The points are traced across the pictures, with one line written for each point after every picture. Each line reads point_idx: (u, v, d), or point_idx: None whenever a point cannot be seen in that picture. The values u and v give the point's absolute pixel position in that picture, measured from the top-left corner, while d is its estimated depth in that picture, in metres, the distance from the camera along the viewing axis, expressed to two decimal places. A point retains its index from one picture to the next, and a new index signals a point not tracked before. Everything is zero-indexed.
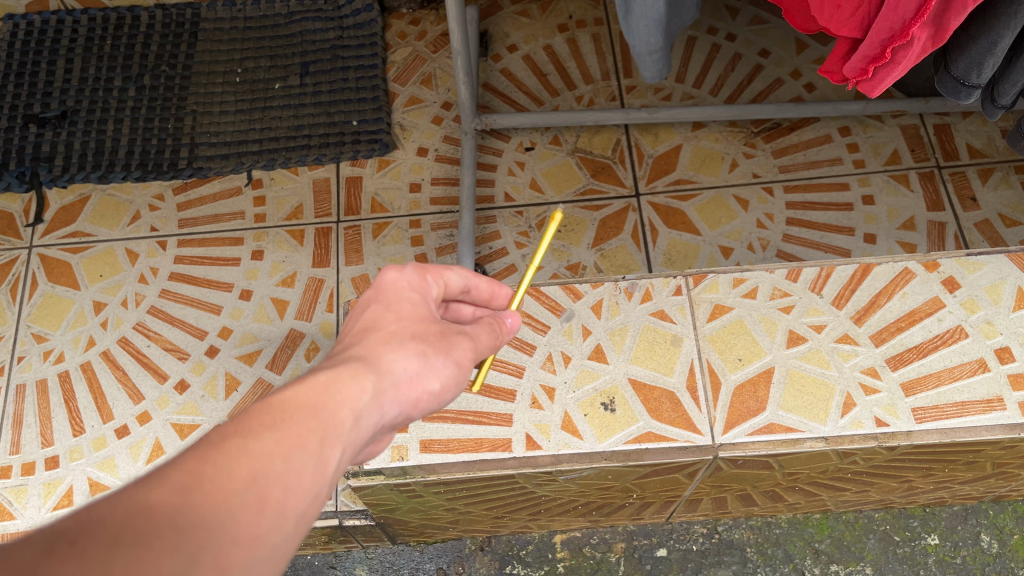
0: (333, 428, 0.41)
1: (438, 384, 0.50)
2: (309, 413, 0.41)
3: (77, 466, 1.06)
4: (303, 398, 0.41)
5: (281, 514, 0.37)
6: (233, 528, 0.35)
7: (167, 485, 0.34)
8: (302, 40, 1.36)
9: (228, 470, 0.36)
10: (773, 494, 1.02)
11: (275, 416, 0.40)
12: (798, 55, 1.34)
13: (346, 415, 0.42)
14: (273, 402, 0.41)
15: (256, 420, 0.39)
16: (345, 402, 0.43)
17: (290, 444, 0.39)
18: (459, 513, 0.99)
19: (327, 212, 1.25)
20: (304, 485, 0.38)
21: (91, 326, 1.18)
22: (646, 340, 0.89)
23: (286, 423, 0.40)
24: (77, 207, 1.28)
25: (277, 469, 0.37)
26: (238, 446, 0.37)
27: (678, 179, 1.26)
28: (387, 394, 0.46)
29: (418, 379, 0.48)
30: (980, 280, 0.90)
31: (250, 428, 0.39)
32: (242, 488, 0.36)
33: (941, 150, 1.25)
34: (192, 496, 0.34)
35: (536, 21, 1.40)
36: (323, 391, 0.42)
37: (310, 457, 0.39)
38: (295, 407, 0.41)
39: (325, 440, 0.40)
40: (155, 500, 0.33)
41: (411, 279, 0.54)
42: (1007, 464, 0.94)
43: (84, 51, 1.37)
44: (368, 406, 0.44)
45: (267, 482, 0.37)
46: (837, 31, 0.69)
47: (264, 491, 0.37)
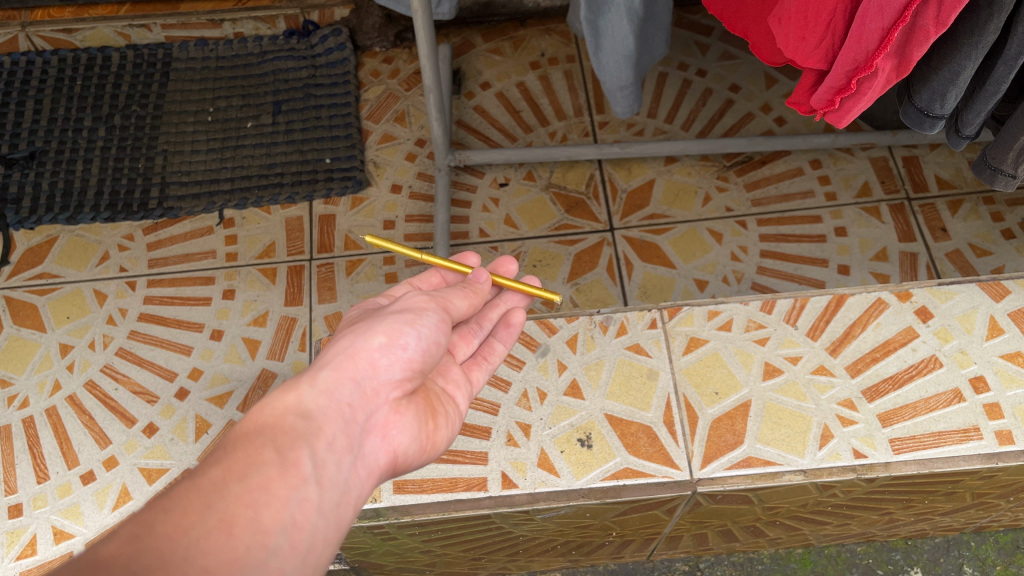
0: (284, 437, 0.43)
1: (382, 338, 0.52)
2: (251, 440, 0.43)
3: (41, 514, 1.02)
4: (241, 432, 0.44)
5: (256, 527, 0.38)
6: (200, 557, 0.35)
7: (117, 538, 0.34)
8: (275, 79, 1.36)
9: (181, 508, 0.37)
10: (754, 529, 1.01)
11: (217, 456, 0.41)
12: (768, 89, 1.36)
13: (293, 419, 0.45)
14: (215, 447, 0.43)
15: (199, 466, 0.41)
16: (285, 411, 0.46)
17: (240, 467, 0.40)
18: (436, 555, 0.96)
19: (301, 250, 1.24)
20: (269, 496, 0.39)
21: (57, 369, 1.15)
22: (622, 374, 0.88)
23: (231, 454, 0.41)
24: (45, 248, 1.26)
25: (236, 489, 0.39)
26: (187, 486, 0.38)
27: (652, 213, 1.26)
28: (324, 376, 0.49)
29: (356, 351, 0.51)
30: (953, 309, 0.91)
31: (199, 471, 0.40)
32: (201, 518, 0.36)
33: (911, 182, 1.27)
34: (146, 541, 0.34)
35: (508, 59, 1.41)
36: (260, 415, 0.45)
37: (269, 469, 0.41)
38: (234, 442, 0.43)
39: (279, 448, 0.42)
40: (105, 552, 0.33)
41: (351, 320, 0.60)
42: (986, 494, 0.94)
43: (53, 92, 1.35)
44: (312, 397, 0.47)
45: (229, 505, 0.38)
46: (803, 63, 0.70)
47: (229, 514, 0.37)
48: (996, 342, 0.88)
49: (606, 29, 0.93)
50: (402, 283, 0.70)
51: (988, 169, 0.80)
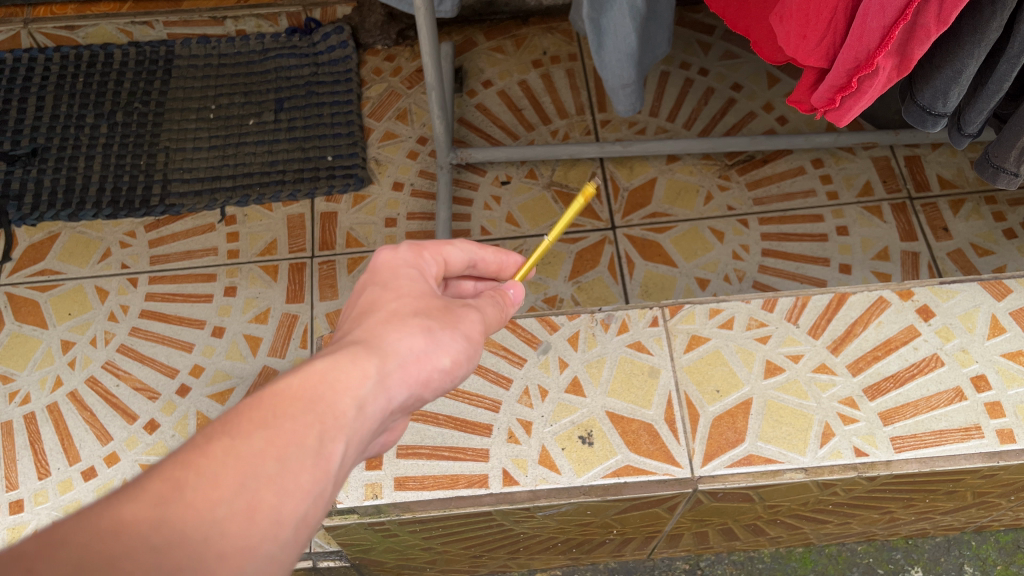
0: (332, 422, 0.39)
1: (449, 361, 0.48)
2: (304, 406, 0.39)
3: (42, 510, 1.03)
4: (296, 389, 0.39)
5: (275, 519, 0.35)
6: (217, 541, 0.33)
7: (143, 497, 0.32)
8: (277, 76, 1.36)
9: (212, 476, 0.34)
10: (755, 528, 1.01)
11: (266, 413, 0.38)
12: (770, 88, 1.36)
13: (346, 404, 0.41)
14: (267, 395, 0.39)
15: (245, 418, 0.37)
16: (345, 389, 0.41)
17: (283, 441, 0.37)
18: (436, 552, 0.96)
19: (302, 247, 1.24)
20: (300, 485, 0.36)
21: (58, 365, 1.15)
22: (623, 371, 0.88)
23: (278, 420, 0.37)
24: (47, 245, 1.26)
25: (269, 471, 0.35)
26: (224, 447, 0.35)
27: (654, 212, 1.26)
28: (394, 376, 0.45)
29: (423, 357, 0.47)
30: (955, 308, 0.91)
31: (242, 427, 0.36)
32: (230, 496, 0.34)
33: (912, 181, 1.27)
34: (170, 511, 0.32)
35: (510, 57, 1.41)
36: (320, 379, 0.41)
37: (307, 454, 0.37)
38: (286, 401, 0.39)
39: (324, 434, 0.38)
40: (128, 514, 0.31)
41: (404, 259, 0.53)
42: (987, 493, 0.94)
43: (55, 89, 1.35)
44: (375, 393, 0.43)
45: (258, 486, 0.35)
46: (804, 62, 0.70)
47: (255, 498, 0.35)
48: (997, 341, 0.88)
49: (608, 28, 0.94)
50: (461, 244, 0.59)
51: (990, 167, 0.80)
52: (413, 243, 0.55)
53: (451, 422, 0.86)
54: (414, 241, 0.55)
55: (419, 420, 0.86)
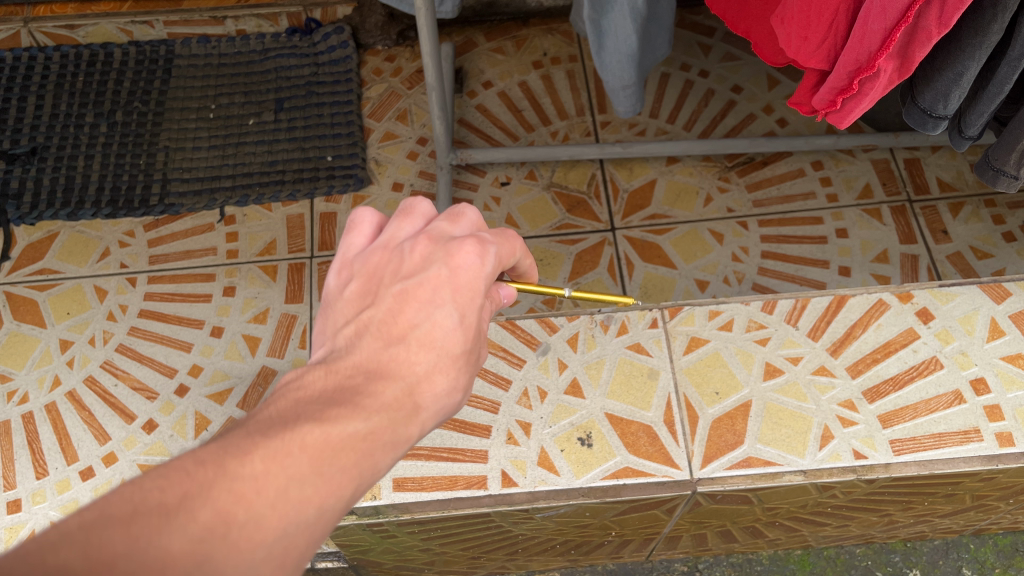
0: (367, 478, 0.38)
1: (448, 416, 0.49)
2: (360, 455, 0.38)
3: (39, 510, 0.97)
4: (355, 438, 0.38)
5: (300, 569, 0.34)
6: None
7: (194, 527, 0.31)
8: (277, 76, 1.36)
9: (260, 519, 0.33)
10: (754, 530, 1.01)
11: (326, 454, 0.36)
12: (770, 90, 1.36)
13: (387, 463, 0.40)
14: (318, 429, 0.37)
15: (305, 453, 0.36)
16: (392, 451, 0.40)
17: (329, 490, 0.36)
18: (435, 553, 0.96)
19: (301, 247, 1.24)
20: (322, 537, 0.36)
21: (57, 364, 1.15)
22: (623, 373, 0.88)
23: (333, 468, 0.36)
24: (46, 244, 1.26)
25: (305, 520, 0.35)
26: (274, 489, 0.34)
27: (653, 213, 1.26)
28: (419, 438, 0.44)
29: (445, 413, 0.46)
30: (954, 311, 0.91)
31: (297, 465, 0.35)
32: (270, 541, 0.33)
33: (912, 184, 1.27)
34: (217, 548, 0.31)
35: (510, 58, 1.41)
36: (379, 434, 0.39)
37: (337, 506, 0.37)
38: (345, 448, 0.37)
39: (357, 491, 0.38)
40: (177, 546, 0.30)
41: (487, 275, 0.48)
42: (986, 497, 0.94)
43: (55, 87, 1.35)
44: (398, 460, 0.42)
45: (295, 535, 0.34)
46: (805, 63, 0.70)
47: (290, 547, 0.34)
48: (996, 344, 0.88)
49: (608, 29, 0.94)
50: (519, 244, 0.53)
51: (990, 170, 0.80)
52: (497, 253, 0.49)
53: (450, 423, 0.85)
54: (498, 249, 0.49)
55: None
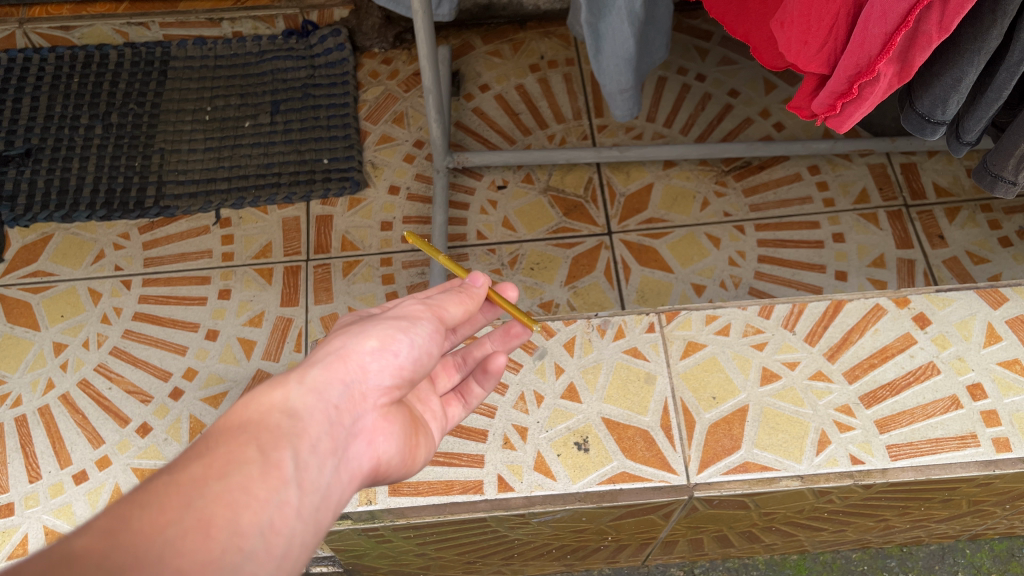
0: (268, 435, 0.41)
1: (374, 342, 0.49)
2: (238, 434, 0.40)
3: (32, 514, 1.00)
4: (225, 428, 0.41)
5: (232, 530, 0.36)
6: (173, 557, 0.33)
7: (91, 532, 0.33)
8: (273, 78, 1.36)
9: (157, 504, 0.35)
10: (750, 535, 1.01)
11: (199, 449, 0.39)
12: (767, 95, 1.36)
13: (278, 418, 0.42)
14: (198, 441, 0.40)
15: (181, 458, 0.38)
16: (272, 406, 0.43)
17: (222, 463, 0.38)
18: (430, 558, 0.96)
19: (297, 251, 1.24)
20: (253, 496, 0.37)
21: (51, 367, 1.14)
22: (619, 378, 0.88)
23: (212, 449, 0.39)
24: (40, 246, 1.25)
25: (213, 491, 0.36)
26: (163, 482, 0.36)
27: (650, 217, 1.26)
28: (319, 375, 0.46)
29: (348, 351, 0.48)
30: (951, 316, 0.91)
31: (175, 465, 0.38)
32: (178, 516, 0.34)
33: (908, 189, 1.27)
34: (119, 537, 0.33)
35: (507, 61, 1.40)
36: (246, 411, 0.42)
37: (251, 467, 0.38)
38: (218, 438, 0.40)
39: (262, 446, 0.40)
40: (77, 547, 0.32)
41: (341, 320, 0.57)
42: (983, 502, 0.94)
43: (50, 89, 1.35)
44: (300, 395, 0.44)
45: (206, 502, 0.36)
46: (805, 67, 0.70)
47: (206, 513, 0.35)
48: (993, 350, 0.88)
49: (607, 32, 0.93)
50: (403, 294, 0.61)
51: (988, 175, 0.80)
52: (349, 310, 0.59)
53: (446, 427, 0.85)
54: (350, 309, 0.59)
55: None
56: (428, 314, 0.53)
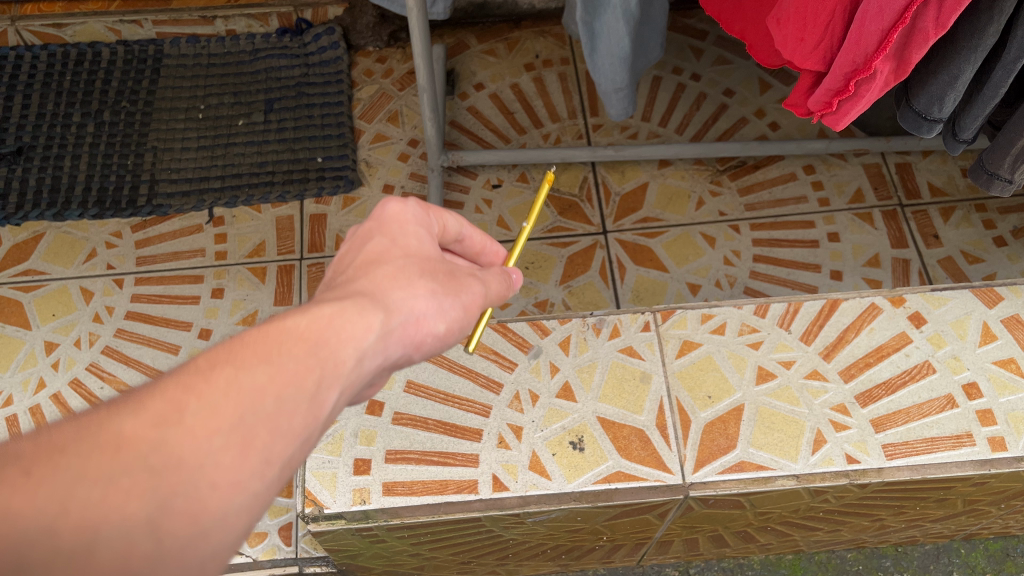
0: (331, 367, 0.39)
1: (445, 326, 0.47)
2: (307, 348, 0.39)
3: None
4: (300, 330, 0.39)
5: (264, 457, 0.35)
6: (209, 471, 0.33)
7: (147, 415, 0.34)
8: (267, 76, 1.35)
9: (211, 404, 0.35)
10: (745, 535, 1.00)
11: (270, 348, 0.38)
12: (762, 94, 1.36)
13: (346, 353, 0.40)
14: (271, 331, 0.39)
15: (250, 352, 0.37)
16: (348, 339, 0.40)
17: (282, 379, 0.37)
18: (424, 558, 0.95)
19: (290, 249, 1.23)
20: (292, 425, 0.36)
21: (42, 366, 1.14)
22: (614, 376, 0.87)
23: (280, 358, 0.38)
24: (31, 244, 1.24)
25: (261, 411, 0.36)
26: (223, 381, 0.36)
27: (645, 217, 1.25)
28: (395, 333, 0.43)
29: (423, 320, 0.45)
30: (946, 315, 0.90)
31: (243, 360, 0.37)
32: (225, 427, 0.35)
33: (903, 188, 1.27)
34: (169, 431, 0.34)
35: (502, 60, 1.40)
36: (326, 325, 0.40)
37: (301, 396, 0.37)
38: (290, 342, 0.38)
39: (320, 379, 0.38)
40: (130, 430, 0.33)
41: (414, 213, 0.51)
42: (978, 501, 0.94)
43: (42, 86, 1.34)
44: (375, 348, 0.41)
45: (251, 421, 0.35)
46: (801, 65, 0.70)
47: (249, 431, 0.35)
48: (989, 349, 0.88)
49: (602, 31, 0.93)
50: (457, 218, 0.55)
51: (984, 174, 0.80)
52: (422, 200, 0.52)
53: (441, 426, 0.85)
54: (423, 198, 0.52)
55: (408, 425, 0.85)
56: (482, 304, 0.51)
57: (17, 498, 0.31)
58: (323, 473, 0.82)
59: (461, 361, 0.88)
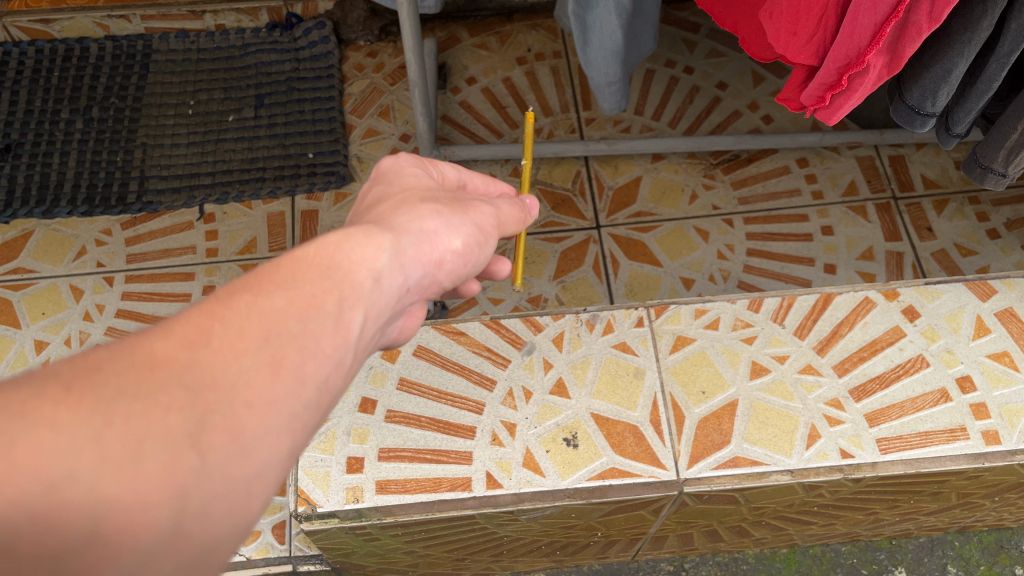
0: (351, 289, 0.37)
1: (461, 243, 0.46)
2: (324, 272, 0.37)
3: None
4: (315, 256, 0.38)
5: (298, 377, 0.34)
6: (243, 391, 0.32)
7: (175, 336, 0.32)
8: (257, 72, 1.34)
9: (239, 326, 0.33)
10: (739, 530, 1.00)
11: (287, 275, 0.36)
12: (755, 87, 1.35)
13: (364, 275, 0.38)
14: (285, 260, 0.37)
15: (267, 278, 0.36)
16: (363, 262, 0.39)
17: (304, 301, 0.35)
18: (418, 556, 0.95)
19: (282, 245, 1.22)
20: (323, 347, 0.35)
21: (32, 366, 1.13)
22: (608, 372, 0.87)
23: (300, 281, 0.36)
24: (20, 243, 1.24)
25: (291, 331, 0.34)
26: (246, 304, 0.34)
27: (639, 211, 1.25)
28: (410, 251, 0.42)
29: (437, 238, 0.44)
30: (939, 309, 0.90)
31: (262, 285, 0.35)
32: (255, 346, 0.33)
33: (897, 181, 1.27)
34: (201, 350, 0.32)
35: (494, 54, 1.39)
36: (337, 249, 0.39)
37: (326, 318, 0.36)
38: (307, 266, 0.37)
39: (342, 300, 0.37)
40: (160, 350, 0.32)
41: (410, 164, 0.51)
42: (971, 494, 0.94)
43: (29, 83, 1.32)
44: (391, 265, 0.40)
45: (281, 342, 0.34)
46: (794, 59, 0.69)
47: (278, 352, 0.34)
48: (982, 342, 0.88)
49: (594, 24, 0.92)
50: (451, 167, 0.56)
51: (978, 168, 0.79)
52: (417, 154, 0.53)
53: (434, 424, 0.84)
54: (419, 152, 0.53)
55: (400, 423, 0.84)
56: (496, 225, 0.50)
57: (56, 415, 0.29)
58: (315, 471, 0.82)
59: (454, 359, 0.88)
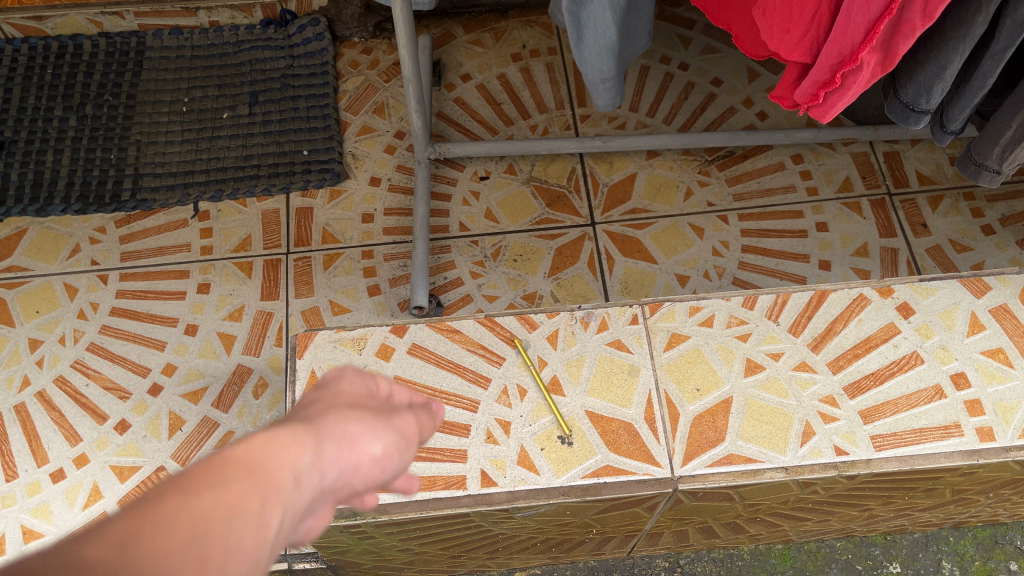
0: (279, 491, 0.29)
1: (380, 448, 0.35)
2: (257, 464, 0.29)
3: (9, 513, 1.04)
4: (245, 451, 0.30)
5: None
6: None
7: (104, 541, 0.25)
8: (251, 69, 1.34)
9: (170, 526, 0.26)
10: (734, 526, 1.01)
11: (218, 472, 0.28)
12: (750, 83, 1.35)
13: (294, 474, 0.30)
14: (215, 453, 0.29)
15: (195, 475, 0.28)
16: (293, 457, 0.31)
17: (240, 502, 0.28)
18: (414, 553, 0.95)
19: (277, 243, 1.22)
20: (253, 555, 0.27)
21: (26, 364, 1.13)
22: (603, 370, 0.87)
23: (233, 478, 0.28)
24: (14, 240, 1.23)
25: (222, 531, 0.27)
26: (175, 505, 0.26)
27: (634, 208, 1.25)
28: (328, 460, 0.32)
29: (358, 442, 0.34)
30: (934, 305, 0.90)
31: (198, 478, 0.28)
32: (180, 555, 0.25)
33: (891, 177, 1.27)
34: (130, 558, 0.25)
35: (489, 51, 1.39)
36: (267, 441, 0.30)
37: (257, 522, 0.28)
38: (241, 459, 0.29)
39: (273, 502, 0.29)
40: (91, 553, 0.24)
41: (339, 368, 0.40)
42: (966, 490, 0.94)
43: (22, 80, 1.32)
44: (316, 468, 0.31)
45: (210, 546, 0.26)
46: (787, 57, 0.69)
47: (206, 560, 0.26)
48: (977, 339, 0.88)
49: (588, 21, 0.92)
50: None
51: (972, 165, 0.79)
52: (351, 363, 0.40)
53: None
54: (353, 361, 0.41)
55: None
56: (417, 440, 0.39)
57: None
58: None
59: (448, 357, 0.88)
